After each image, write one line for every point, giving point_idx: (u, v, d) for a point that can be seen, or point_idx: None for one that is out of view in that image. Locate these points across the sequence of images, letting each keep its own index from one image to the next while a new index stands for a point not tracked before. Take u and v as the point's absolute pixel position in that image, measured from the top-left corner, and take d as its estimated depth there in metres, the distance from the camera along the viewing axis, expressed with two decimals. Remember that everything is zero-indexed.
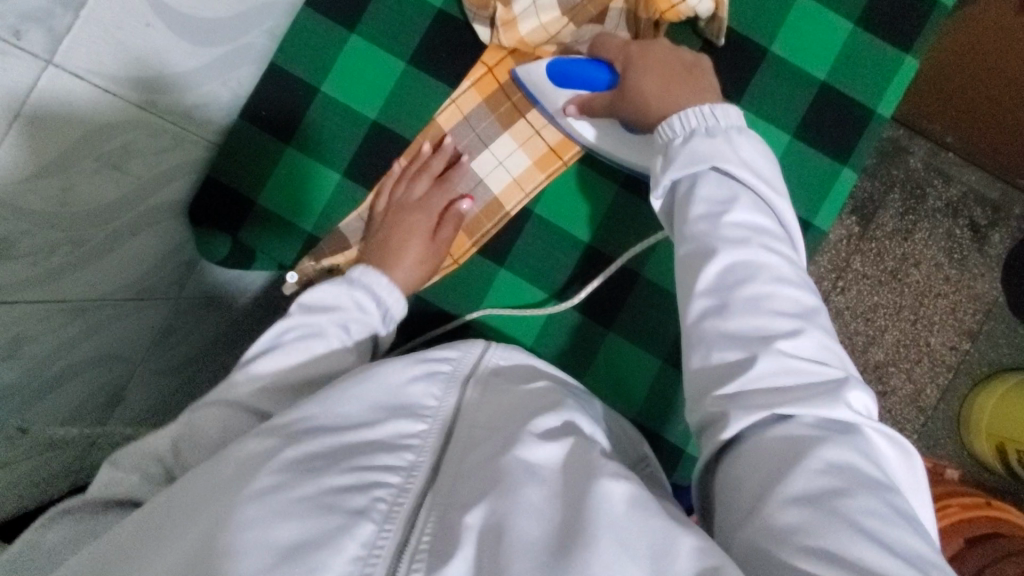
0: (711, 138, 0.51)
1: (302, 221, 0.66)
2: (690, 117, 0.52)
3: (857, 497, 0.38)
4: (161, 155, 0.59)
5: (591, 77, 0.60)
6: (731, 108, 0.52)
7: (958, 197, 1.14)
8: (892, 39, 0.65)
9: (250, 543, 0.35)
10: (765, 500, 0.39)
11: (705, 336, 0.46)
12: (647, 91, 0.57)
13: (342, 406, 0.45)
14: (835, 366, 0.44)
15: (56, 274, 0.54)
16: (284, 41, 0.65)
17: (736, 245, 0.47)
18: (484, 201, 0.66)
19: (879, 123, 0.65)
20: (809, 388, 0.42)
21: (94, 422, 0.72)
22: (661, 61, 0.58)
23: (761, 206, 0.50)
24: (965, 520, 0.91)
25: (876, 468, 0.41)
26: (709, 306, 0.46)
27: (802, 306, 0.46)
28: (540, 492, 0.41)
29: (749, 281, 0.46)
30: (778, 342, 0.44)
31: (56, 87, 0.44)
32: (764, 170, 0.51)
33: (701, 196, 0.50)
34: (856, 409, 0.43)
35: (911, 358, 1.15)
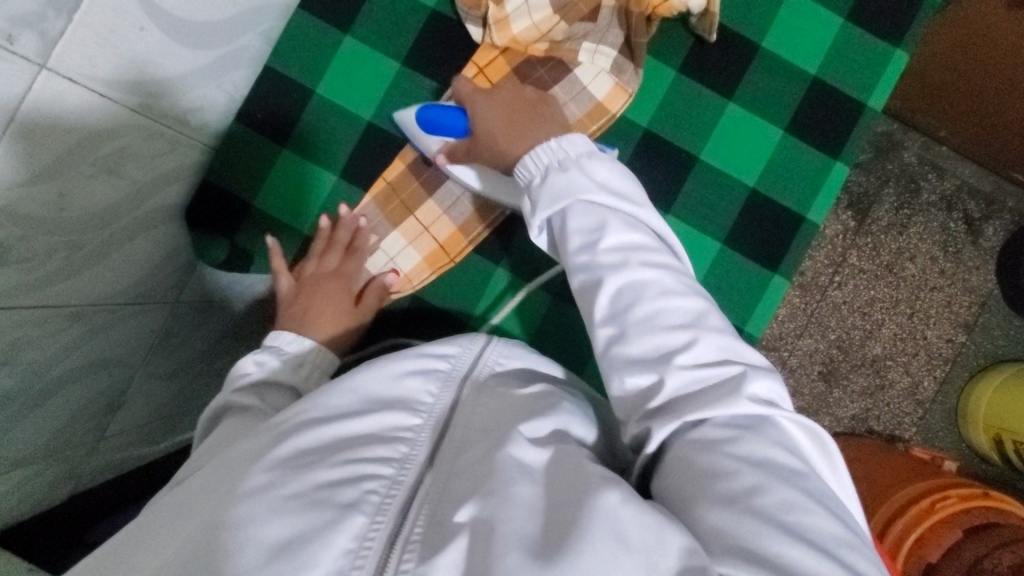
0: (563, 171, 0.53)
1: (299, 223, 0.67)
2: (541, 154, 0.55)
3: (775, 492, 0.41)
4: (158, 158, 0.59)
5: (449, 123, 0.61)
6: (577, 135, 0.55)
7: (952, 190, 1.15)
8: (882, 34, 0.65)
9: (244, 542, 0.38)
10: (698, 500, 0.42)
11: (613, 364, 0.48)
12: (497, 131, 0.60)
13: (337, 400, 0.47)
14: (733, 361, 0.47)
15: (52, 279, 0.54)
16: (278, 43, 0.66)
17: (616, 271, 0.49)
18: (478, 200, 0.65)
19: (870, 117, 0.66)
20: (712, 393, 0.45)
21: (93, 427, 0.72)
22: (506, 100, 0.61)
23: (631, 223, 0.52)
24: (964, 512, 0.90)
25: (790, 458, 0.44)
26: (611, 337, 0.48)
27: (692, 313, 0.48)
28: (533, 489, 0.42)
29: (638, 300, 0.48)
30: (675, 359, 0.46)
31: (50, 92, 0.44)
32: (620, 186, 0.54)
33: (574, 231, 0.52)
34: (759, 398, 0.45)
35: (908, 351, 1.16)
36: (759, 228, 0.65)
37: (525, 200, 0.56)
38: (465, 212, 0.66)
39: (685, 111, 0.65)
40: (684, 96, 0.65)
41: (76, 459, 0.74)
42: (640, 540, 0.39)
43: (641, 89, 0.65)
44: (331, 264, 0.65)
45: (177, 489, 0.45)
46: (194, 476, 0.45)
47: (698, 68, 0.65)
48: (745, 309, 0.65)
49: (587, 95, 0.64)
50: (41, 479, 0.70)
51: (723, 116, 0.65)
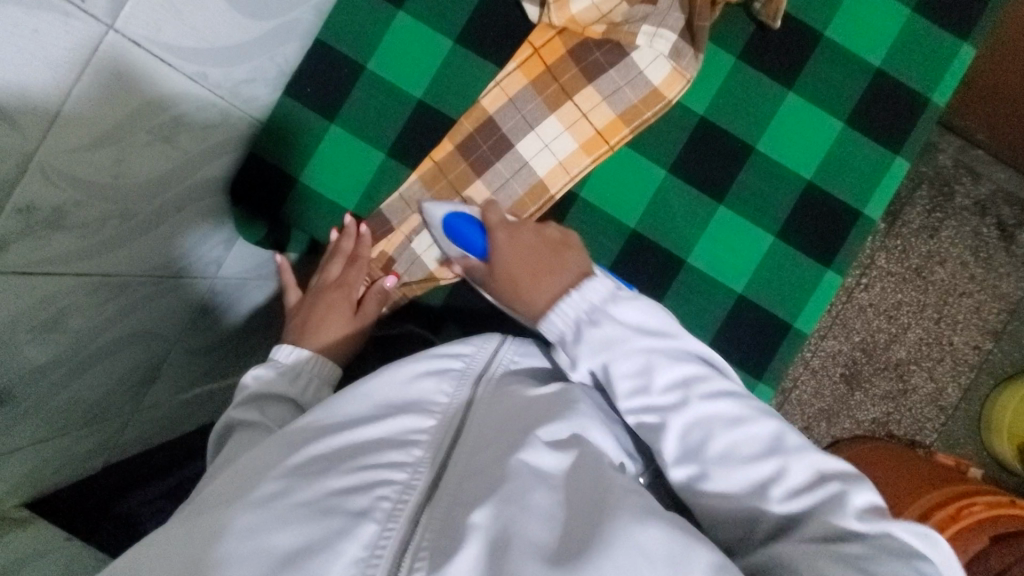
0: (594, 326, 0.53)
1: (343, 200, 0.66)
2: (565, 309, 0.54)
3: (893, 567, 0.42)
4: (208, 130, 0.58)
5: (468, 240, 0.61)
6: (597, 279, 0.54)
7: (987, 195, 1.13)
8: (948, 27, 0.63)
9: (252, 553, 0.37)
10: (804, 558, 0.42)
11: (705, 508, 0.48)
12: (512, 266, 0.58)
13: (353, 406, 0.48)
14: (829, 476, 0.47)
15: (104, 248, 0.53)
16: (330, 17, 0.65)
17: (680, 409, 0.50)
18: (528, 184, 0.64)
19: (932, 113, 0.64)
20: (820, 509, 0.45)
21: (128, 400, 0.72)
22: (526, 243, 0.59)
23: (677, 356, 0.52)
24: (990, 519, 0.89)
25: (915, 542, 0.44)
26: (691, 476, 0.49)
27: (768, 440, 0.49)
28: (548, 497, 0.43)
29: (711, 438, 0.49)
30: (768, 492, 0.47)
31: (114, 56, 0.43)
32: (652, 322, 0.53)
33: (620, 376, 0.51)
34: (863, 506, 0.45)
35: (933, 357, 1.14)
36: (812, 224, 0.64)
37: (558, 352, 0.55)
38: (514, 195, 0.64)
39: (742, 100, 0.64)
40: (743, 85, 0.64)
41: (112, 430, 0.74)
42: (663, 555, 0.39)
43: (699, 77, 0.64)
44: (337, 266, 0.66)
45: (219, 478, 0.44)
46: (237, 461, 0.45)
47: (758, 58, 0.64)
48: (795, 305, 0.64)
49: (643, 80, 0.63)
50: (80, 448, 0.70)
51: (781, 107, 0.64)
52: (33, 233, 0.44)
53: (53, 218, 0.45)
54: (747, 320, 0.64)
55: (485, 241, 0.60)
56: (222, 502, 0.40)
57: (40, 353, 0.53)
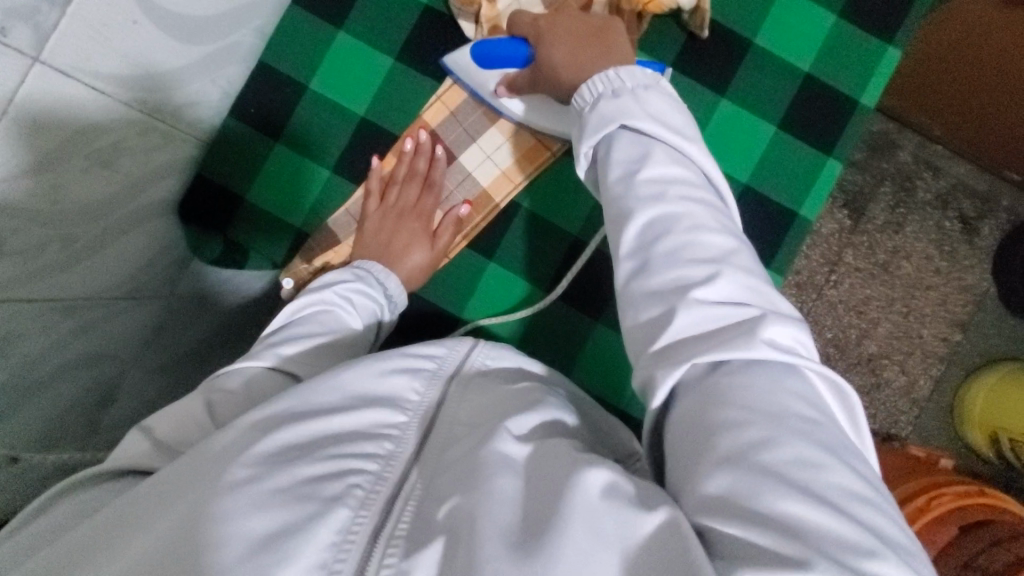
0: (616, 98, 0.50)
1: (291, 217, 0.66)
2: (596, 83, 0.52)
3: (782, 446, 0.37)
4: (150, 152, 0.59)
5: (509, 57, 0.60)
6: (637, 66, 0.52)
7: (948, 190, 1.15)
8: (874, 30, 0.66)
9: (227, 535, 0.35)
10: (702, 454, 0.38)
11: (634, 298, 0.45)
12: (555, 55, 0.57)
13: (323, 397, 0.45)
14: (754, 303, 0.43)
15: (44, 273, 0.54)
16: (272, 39, 0.66)
17: (652, 201, 0.46)
18: (472, 195, 0.66)
19: (862, 114, 0.66)
20: (729, 332, 0.41)
21: (87, 421, 0.73)
22: (571, 32, 0.57)
23: (677, 157, 0.48)
24: (956, 509, 0.90)
25: (807, 405, 0.39)
26: (633, 270, 0.46)
27: (721, 250, 0.45)
28: (514, 483, 0.41)
29: (666, 234, 0.45)
30: (692, 292, 0.42)
31: (44, 84, 0.44)
32: (675, 120, 0.50)
33: (617, 160, 0.48)
34: (777, 343, 0.41)
35: (903, 351, 1.16)
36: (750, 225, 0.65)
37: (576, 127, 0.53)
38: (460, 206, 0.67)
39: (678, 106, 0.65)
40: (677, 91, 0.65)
41: None
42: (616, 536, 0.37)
43: None
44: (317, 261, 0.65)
45: (183, 457, 0.41)
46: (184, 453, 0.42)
47: (690, 66, 0.66)
48: None
49: None
50: None
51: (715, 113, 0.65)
52: None
53: None
54: None
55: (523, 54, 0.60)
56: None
57: None
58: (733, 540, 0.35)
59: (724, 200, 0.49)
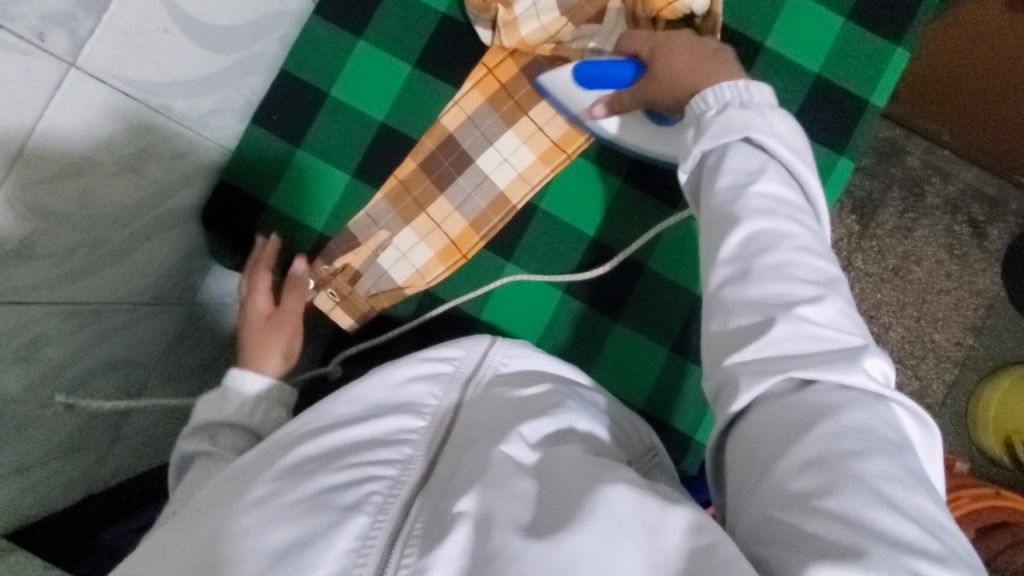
0: (744, 110, 0.50)
1: (312, 221, 0.68)
2: (723, 89, 0.51)
3: (873, 460, 0.39)
4: (177, 159, 0.61)
5: (615, 74, 0.61)
6: (764, 86, 0.52)
7: (957, 194, 1.15)
8: (883, 33, 0.67)
9: (250, 549, 0.39)
10: (779, 458, 0.40)
11: (724, 304, 0.46)
12: (674, 69, 0.57)
13: (343, 409, 0.49)
14: (852, 332, 0.44)
15: (74, 276, 0.55)
16: (294, 49, 0.68)
17: (755, 214, 0.47)
18: (489, 196, 0.66)
19: (874, 114, 0.67)
20: (822, 356, 0.42)
21: (107, 428, 0.73)
22: (685, 50, 0.57)
23: (788, 178, 0.49)
24: (976, 511, 0.89)
25: (889, 429, 0.41)
26: (729, 277, 0.46)
27: (823, 275, 0.46)
28: (529, 483, 0.44)
29: (769, 250, 0.46)
30: (797, 310, 0.43)
31: (78, 89, 0.46)
32: (797, 142, 0.50)
33: (729, 168, 0.49)
34: (873, 374, 0.42)
35: (916, 355, 1.15)
36: None
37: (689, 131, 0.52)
38: (476, 209, 0.67)
39: None
40: None
41: (92, 458, 0.75)
42: (640, 526, 0.40)
43: None
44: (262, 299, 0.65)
45: (216, 481, 0.47)
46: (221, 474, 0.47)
47: None
48: None
49: None
50: (60, 476, 0.71)
51: None
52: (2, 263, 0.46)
53: (22, 248, 0.47)
54: None
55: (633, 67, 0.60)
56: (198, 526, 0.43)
57: (14, 382, 0.54)
58: (819, 538, 0.36)
59: (823, 229, 0.51)
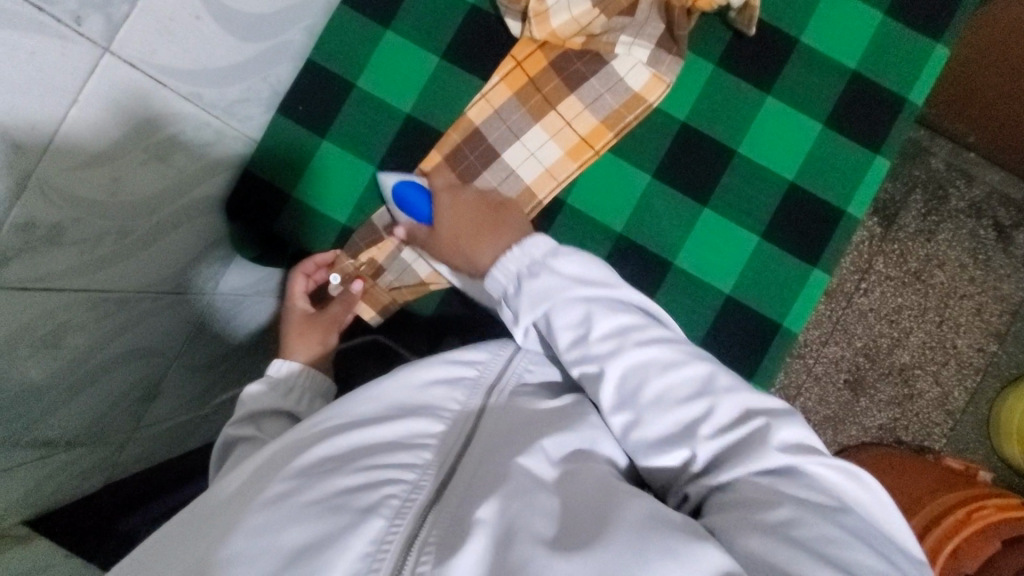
0: (534, 277, 0.56)
1: (336, 213, 0.67)
2: (507, 264, 0.57)
3: (809, 527, 0.43)
4: (204, 148, 0.60)
5: (416, 206, 0.64)
6: (539, 236, 0.57)
7: (982, 197, 1.12)
8: (922, 29, 0.65)
9: (262, 549, 0.40)
10: (735, 526, 0.44)
11: (634, 449, 0.52)
12: (456, 230, 0.62)
13: (365, 407, 0.50)
14: (755, 413, 0.50)
15: (102, 263, 0.55)
16: (321, 38, 0.67)
17: (615, 357, 0.53)
18: (516, 190, 0.65)
19: (911, 113, 0.65)
20: (738, 459, 0.48)
21: (128, 417, 0.73)
22: (471, 203, 0.63)
23: (614, 305, 0.55)
24: (1001, 523, 0.86)
25: (821, 496, 0.46)
26: (626, 422, 0.52)
27: (700, 381, 0.52)
28: (552, 498, 0.45)
29: (642, 386, 0.52)
30: (697, 431, 0.50)
31: (111, 74, 0.45)
32: (592, 273, 0.57)
33: (561, 327, 0.55)
34: (782, 442, 0.48)
35: (937, 361, 1.12)
36: (796, 224, 0.65)
37: (504, 308, 0.58)
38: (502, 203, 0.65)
39: (723, 105, 0.65)
40: (722, 90, 0.65)
41: (113, 448, 0.75)
42: (663, 547, 0.40)
43: (679, 83, 0.66)
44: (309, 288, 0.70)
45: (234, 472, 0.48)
46: (251, 462, 0.48)
47: (736, 62, 0.65)
48: (783, 305, 0.64)
49: (624, 86, 0.65)
50: (80, 464, 0.71)
51: (761, 110, 0.65)
52: (32, 249, 0.46)
53: (53, 233, 0.47)
54: (738, 321, 0.64)
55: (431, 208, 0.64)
56: (225, 518, 0.43)
57: (39, 368, 0.54)
58: None
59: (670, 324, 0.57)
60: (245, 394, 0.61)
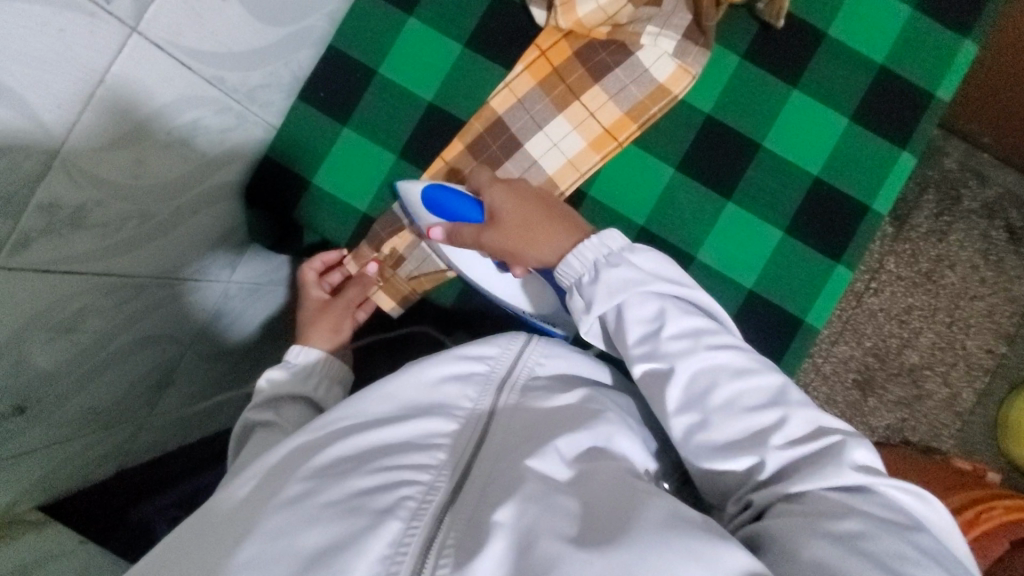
0: (613, 266, 0.54)
1: (355, 201, 0.67)
2: (584, 251, 0.55)
3: (883, 542, 0.41)
4: (224, 134, 0.60)
5: (458, 211, 0.61)
6: (615, 229, 0.56)
7: (995, 198, 1.10)
8: (950, 24, 0.64)
9: (281, 552, 0.40)
10: (799, 533, 0.42)
11: (698, 451, 0.49)
12: (509, 220, 0.59)
13: (377, 407, 0.50)
14: (830, 430, 0.48)
15: (122, 248, 0.54)
16: (343, 24, 0.66)
17: (687, 357, 0.51)
18: (538, 181, 0.65)
19: (938, 108, 0.64)
20: (812, 471, 0.45)
21: (142, 404, 0.73)
22: (522, 196, 0.60)
23: (691, 309, 0.53)
24: (1009, 523, 0.86)
25: (896, 516, 0.44)
26: (691, 424, 0.50)
27: (771, 391, 0.50)
28: (569, 498, 0.44)
29: (714, 389, 0.50)
30: (768, 439, 0.47)
31: (138, 56, 0.45)
32: (671, 273, 0.55)
33: (633, 320, 0.53)
34: (861, 462, 0.46)
35: (947, 362, 1.11)
36: (819, 219, 0.64)
37: (573, 295, 0.56)
38: None
39: (749, 98, 0.65)
40: (748, 83, 0.65)
41: (126, 435, 0.75)
42: (683, 548, 0.39)
43: (704, 75, 0.65)
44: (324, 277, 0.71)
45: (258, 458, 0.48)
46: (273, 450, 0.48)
47: (762, 55, 0.65)
48: (805, 299, 0.64)
49: (649, 77, 0.64)
50: (94, 449, 0.71)
51: (787, 104, 0.64)
52: (55, 230, 0.45)
53: (77, 215, 0.47)
54: (759, 316, 0.64)
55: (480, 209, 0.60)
56: (251, 506, 0.43)
57: (59, 351, 0.54)
58: None
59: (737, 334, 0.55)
60: (267, 378, 0.62)
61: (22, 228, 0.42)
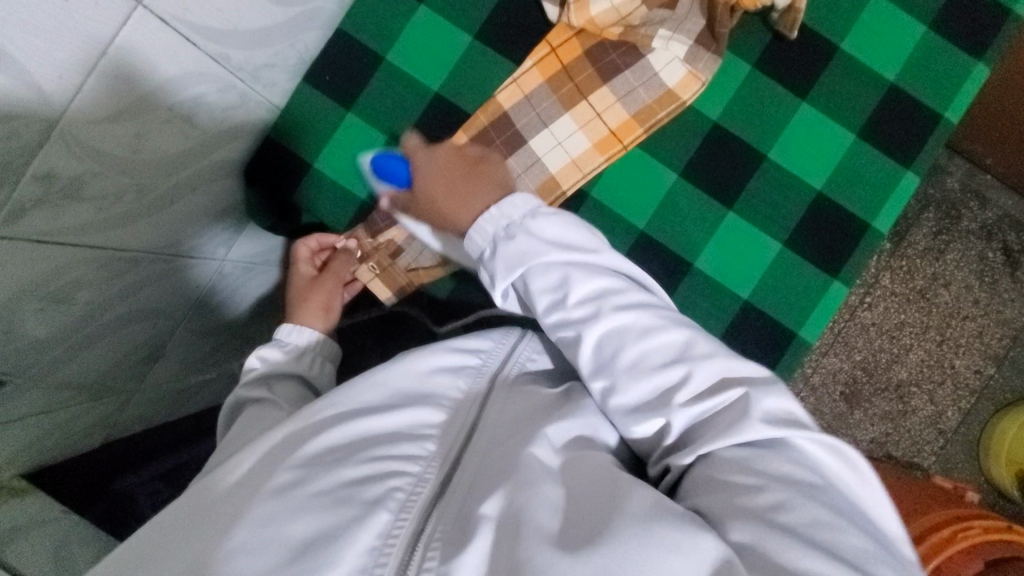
0: (510, 240, 0.54)
1: (355, 187, 0.66)
2: (484, 226, 0.55)
3: (797, 509, 0.42)
4: (226, 112, 0.59)
5: (393, 175, 0.63)
6: (517, 196, 0.55)
7: (994, 221, 1.10)
8: (963, 46, 0.64)
9: (269, 540, 0.40)
10: (725, 513, 0.43)
11: (615, 413, 0.51)
12: (435, 191, 0.60)
13: (368, 394, 0.50)
14: (736, 382, 0.48)
15: (118, 222, 0.54)
16: (353, 7, 0.65)
17: (593, 321, 0.51)
18: (540, 179, 0.64)
19: (945, 130, 0.64)
20: (720, 424, 0.46)
21: (131, 377, 0.73)
22: (449, 164, 0.60)
23: (593, 271, 0.53)
24: (985, 544, 0.85)
25: (809, 475, 0.44)
26: (603, 387, 0.51)
27: (678, 347, 0.50)
28: (556, 489, 0.45)
29: (621, 350, 0.50)
30: (673, 398, 0.48)
31: (143, 30, 0.44)
32: (572, 237, 0.54)
33: (540, 292, 0.54)
34: (768, 414, 0.46)
35: (933, 380, 1.11)
36: (819, 234, 0.64)
37: (482, 270, 0.57)
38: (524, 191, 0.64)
39: (757, 108, 0.64)
40: (757, 93, 0.64)
41: (111, 407, 0.74)
42: (672, 545, 0.39)
43: (715, 83, 0.65)
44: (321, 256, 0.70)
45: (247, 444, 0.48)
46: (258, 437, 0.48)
47: (774, 65, 0.64)
48: (800, 313, 0.64)
49: (658, 82, 0.64)
50: (79, 419, 0.70)
51: (794, 117, 0.64)
52: (50, 201, 0.45)
53: (72, 187, 0.46)
54: (753, 327, 0.64)
55: (410, 170, 0.62)
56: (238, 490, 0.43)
57: (48, 322, 0.53)
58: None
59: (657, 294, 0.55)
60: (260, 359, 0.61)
61: (18, 197, 0.42)
